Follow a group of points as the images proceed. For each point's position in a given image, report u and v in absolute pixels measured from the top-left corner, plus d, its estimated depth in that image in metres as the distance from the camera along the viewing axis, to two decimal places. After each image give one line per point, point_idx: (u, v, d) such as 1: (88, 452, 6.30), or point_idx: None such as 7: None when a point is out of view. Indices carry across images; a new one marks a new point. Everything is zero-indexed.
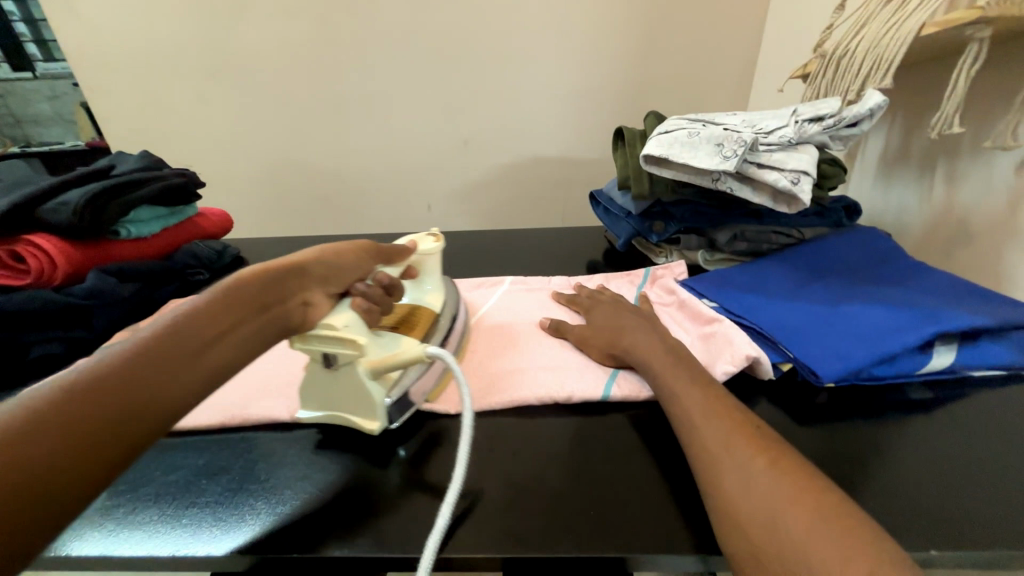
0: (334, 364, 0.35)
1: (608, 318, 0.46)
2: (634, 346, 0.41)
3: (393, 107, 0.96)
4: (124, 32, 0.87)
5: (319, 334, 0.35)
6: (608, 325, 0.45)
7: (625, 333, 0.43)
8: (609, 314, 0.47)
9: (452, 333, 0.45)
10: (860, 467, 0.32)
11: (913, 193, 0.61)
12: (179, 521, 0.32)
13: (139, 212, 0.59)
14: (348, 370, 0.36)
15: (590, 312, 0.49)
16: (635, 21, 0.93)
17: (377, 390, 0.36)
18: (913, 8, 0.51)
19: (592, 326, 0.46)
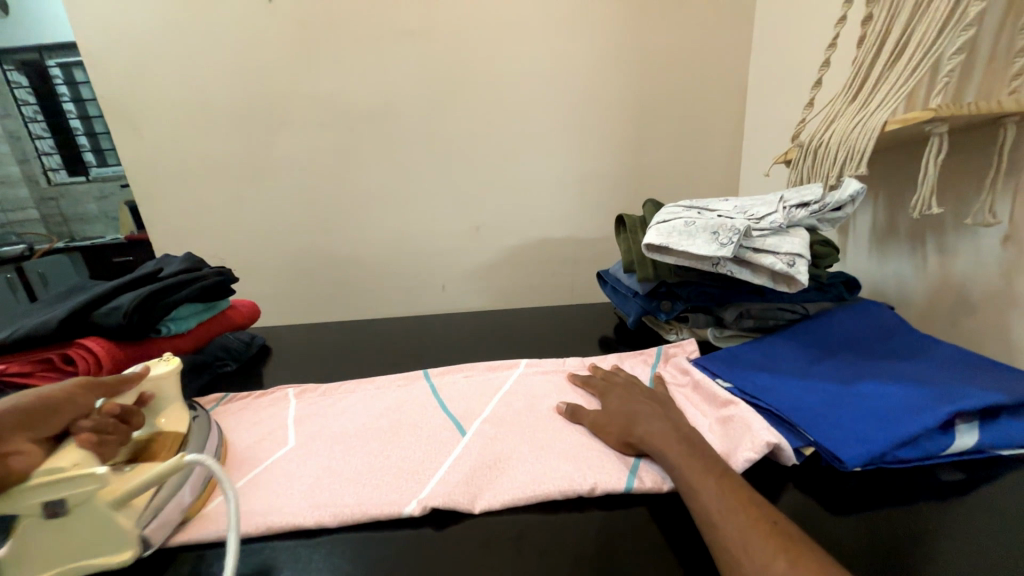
0: (61, 510, 0.32)
1: (625, 404, 0.47)
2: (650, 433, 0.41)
3: (414, 201, 1.05)
4: (179, 147, 0.99)
5: (37, 485, 0.32)
6: (624, 411, 0.46)
7: (639, 422, 0.43)
8: (626, 398, 0.48)
9: (208, 440, 0.46)
10: (901, 560, 0.31)
11: (908, 266, 0.64)
12: None
13: (179, 310, 0.64)
14: (86, 510, 0.33)
15: (607, 396, 0.50)
16: (628, 118, 1.04)
17: (123, 520, 0.34)
18: (874, 108, 0.58)
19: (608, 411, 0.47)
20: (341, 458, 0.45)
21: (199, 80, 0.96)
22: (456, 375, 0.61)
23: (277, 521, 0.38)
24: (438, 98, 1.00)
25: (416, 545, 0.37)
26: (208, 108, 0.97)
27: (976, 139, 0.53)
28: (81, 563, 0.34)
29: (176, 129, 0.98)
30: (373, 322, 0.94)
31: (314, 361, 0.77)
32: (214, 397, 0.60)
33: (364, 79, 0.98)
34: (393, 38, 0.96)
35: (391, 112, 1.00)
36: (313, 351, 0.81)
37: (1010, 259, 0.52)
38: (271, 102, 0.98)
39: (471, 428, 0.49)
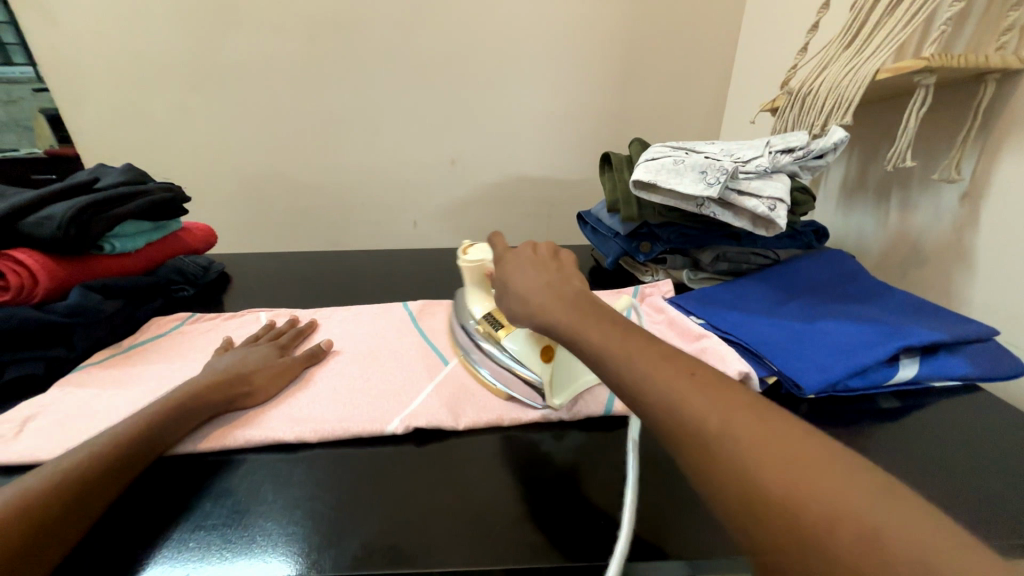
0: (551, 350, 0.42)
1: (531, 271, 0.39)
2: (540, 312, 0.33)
3: (384, 126, 0.97)
4: (107, 42, 0.85)
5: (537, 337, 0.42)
6: (512, 281, 0.38)
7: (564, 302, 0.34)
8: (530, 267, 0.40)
9: (330, 332, 0.56)
10: None
11: (871, 218, 0.67)
12: (184, 538, 0.31)
13: (123, 227, 0.58)
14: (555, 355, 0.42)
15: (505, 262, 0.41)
16: (617, 52, 0.99)
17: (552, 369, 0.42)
18: (867, 55, 0.58)
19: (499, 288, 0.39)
20: (401, 338, 0.54)
21: None
22: (436, 308, 0.62)
23: (258, 437, 0.38)
24: (415, 9, 0.90)
25: (401, 462, 0.37)
26: None
27: (957, 96, 0.54)
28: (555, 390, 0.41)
29: (99, 19, 0.83)
30: (341, 254, 0.90)
31: (282, 289, 0.73)
32: (177, 317, 0.60)
33: None
34: None
35: (358, 21, 0.89)
36: (277, 280, 0.77)
37: (964, 216, 0.55)
38: None
39: (453, 355, 0.50)
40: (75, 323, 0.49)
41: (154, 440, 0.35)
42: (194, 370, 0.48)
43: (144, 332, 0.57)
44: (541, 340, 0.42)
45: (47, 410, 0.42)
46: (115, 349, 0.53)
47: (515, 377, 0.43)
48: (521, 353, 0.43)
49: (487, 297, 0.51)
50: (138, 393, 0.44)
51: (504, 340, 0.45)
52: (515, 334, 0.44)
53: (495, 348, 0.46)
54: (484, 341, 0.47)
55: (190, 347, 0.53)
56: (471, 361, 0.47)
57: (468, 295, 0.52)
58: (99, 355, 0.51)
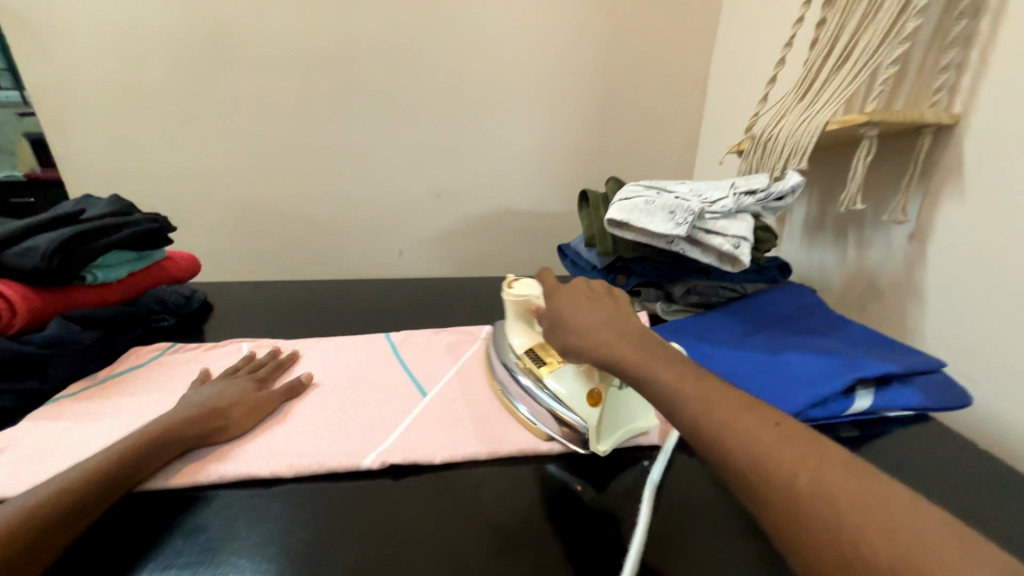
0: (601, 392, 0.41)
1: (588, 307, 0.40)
2: (606, 346, 0.35)
3: (372, 159, 1.01)
4: (99, 74, 0.87)
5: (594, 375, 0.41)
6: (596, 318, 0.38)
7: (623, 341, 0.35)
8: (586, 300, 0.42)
9: (312, 364, 0.56)
10: None
11: (832, 255, 0.72)
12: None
13: (108, 257, 0.59)
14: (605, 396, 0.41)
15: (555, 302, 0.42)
16: (595, 95, 1.05)
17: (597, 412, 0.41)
18: (819, 108, 0.63)
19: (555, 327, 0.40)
20: (383, 370, 0.55)
21: None
22: (418, 338, 0.63)
23: (232, 473, 0.38)
24: (404, 51, 0.95)
25: (381, 496, 0.37)
26: (136, 32, 0.86)
27: (899, 146, 0.60)
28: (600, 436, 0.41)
29: (95, 53, 0.86)
30: (324, 283, 0.91)
31: (264, 318, 0.73)
32: (156, 347, 0.60)
33: (321, 20, 0.90)
34: None
35: (350, 61, 0.94)
36: (259, 310, 0.77)
37: (913, 254, 0.60)
38: (213, 32, 0.88)
39: (432, 389, 0.51)
40: (50, 354, 0.49)
41: (127, 474, 0.35)
42: (169, 403, 0.48)
43: (121, 362, 0.57)
44: (590, 382, 0.42)
45: (13, 444, 0.41)
46: (90, 380, 0.52)
47: (560, 419, 0.43)
48: (567, 395, 0.43)
49: (527, 332, 0.50)
50: (108, 427, 0.44)
51: (546, 380, 0.44)
52: (557, 373, 0.44)
53: (536, 388, 0.45)
54: (528, 380, 0.46)
55: (166, 379, 0.52)
56: (512, 402, 0.47)
57: (510, 327, 0.52)
58: (73, 387, 0.50)
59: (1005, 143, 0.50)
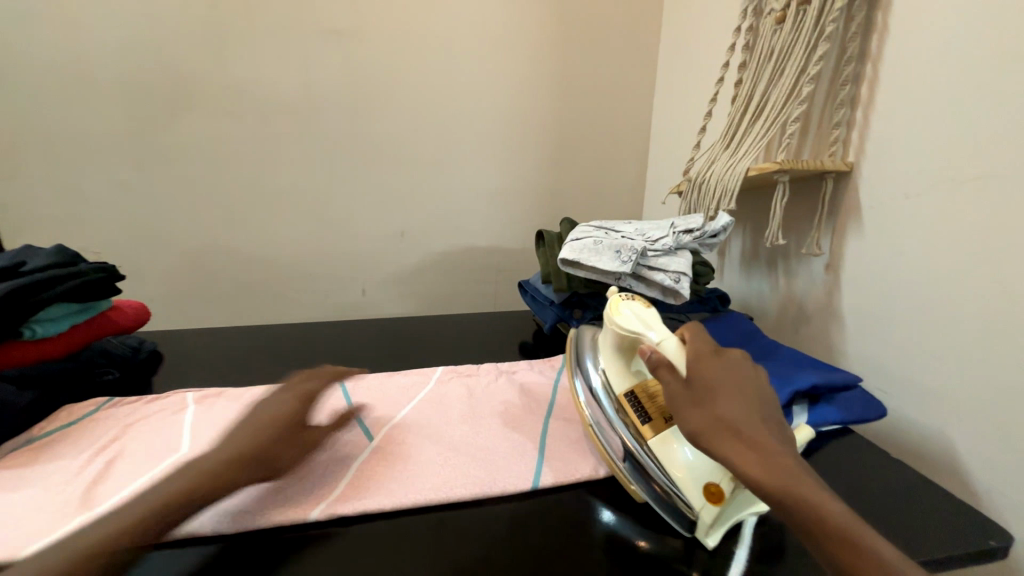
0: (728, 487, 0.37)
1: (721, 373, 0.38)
2: (746, 415, 0.35)
3: (333, 201, 1.02)
4: (44, 120, 0.85)
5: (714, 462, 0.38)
6: (717, 385, 0.37)
7: (734, 405, 0.35)
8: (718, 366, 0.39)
9: None
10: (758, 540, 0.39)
11: (766, 285, 0.79)
12: None
13: (49, 309, 0.56)
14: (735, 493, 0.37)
15: (716, 403, 0.36)
16: (549, 140, 1.13)
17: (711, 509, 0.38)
18: (740, 156, 0.72)
19: (700, 382, 0.37)
20: (344, 414, 0.55)
21: (74, 48, 0.84)
22: (370, 382, 0.63)
23: (174, 530, 0.37)
24: (366, 100, 0.99)
25: (335, 545, 0.37)
26: (86, 80, 0.86)
27: (808, 188, 0.68)
28: (709, 530, 0.38)
29: (41, 100, 0.84)
30: (282, 327, 0.89)
31: (220, 366, 0.72)
32: (93, 402, 0.57)
33: (283, 72, 0.94)
34: (320, 36, 0.94)
35: (312, 110, 0.97)
36: (213, 358, 0.75)
37: (829, 282, 0.67)
38: (171, 81, 0.89)
39: (378, 433, 0.51)
40: None
41: None
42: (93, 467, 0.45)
43: (59, 419, 0.54)
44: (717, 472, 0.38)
45: None
46: (23, 442, 0.49)
47: (653, 486, 0.40)
48: (691, 469, 0.39)
49: (621, 367, 0.47)
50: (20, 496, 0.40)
51: (652, 440, 0.41)
52: (665, 433, 0.41)
53: (637, 442, 0.42)
54: (610, 408, 0.45)
55: (102, 435, 0.50)
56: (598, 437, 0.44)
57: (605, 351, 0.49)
58: (5, 453, 0.47)
59: (888, 187, 0.58)
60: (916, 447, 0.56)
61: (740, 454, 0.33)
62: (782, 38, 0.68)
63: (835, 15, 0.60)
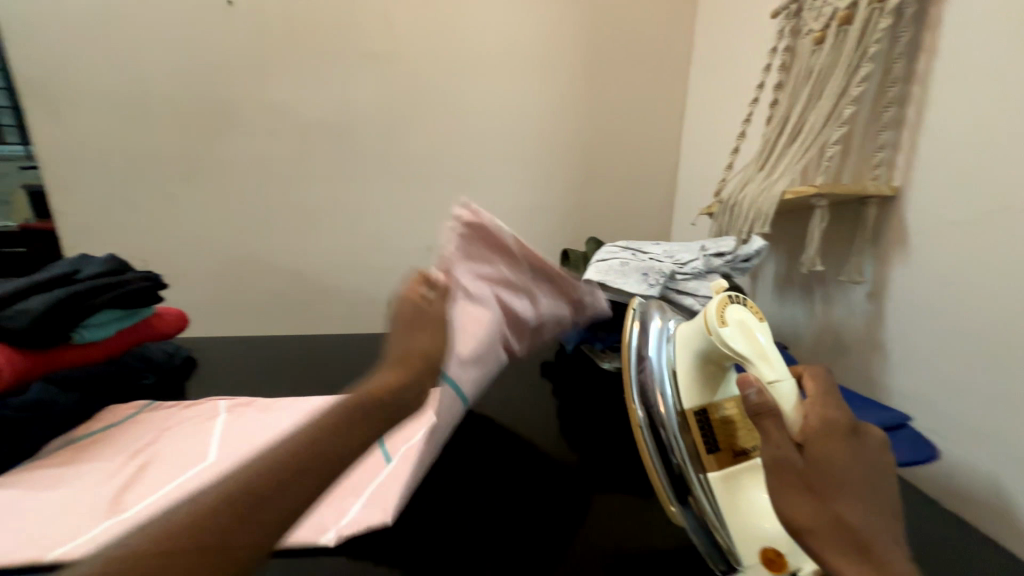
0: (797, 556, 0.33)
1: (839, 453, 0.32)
2: (862, 515, 0.30)
3: (364, 217, 1.05)
4: (106, 138, 0.92)
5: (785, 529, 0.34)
6: (833, 468, 0.31)
7: (854, 500, 0.30)
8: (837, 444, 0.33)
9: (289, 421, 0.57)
10: None
11: (802, 311, 0.75)
12: None
13: (98, 316, 0.59)
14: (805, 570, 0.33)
15: (843, 500, 0.30)
16: (577, 159, 1.13)
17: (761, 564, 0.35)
18: (775, 178, 0.70)
19: (816, 462, 0.32)
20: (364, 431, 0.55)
21: (136, 72, 0.91)
22: None
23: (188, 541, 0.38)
24: (399, 120, 1.02)
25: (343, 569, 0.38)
26: (145, 102, 0.92)
27: (848, 213, 0.66)
28: None
29: (104, 120, 0.92)
30: (308, 339, 0.91)
31: (248, 375, 0.74)
32: (132, 406, 0.60)
33: (322, 92, 0.98)
34: (359, 60, 0.99)
35: (348, 129, 1.01)
36: (244, 367, 0.77)
37: (871, 312, 0.63)
38: (220, 102, 0.95)
39: (396, 453, 0.52)
40: (27, 417, 0.49)
41: None
42: (129, 470, 0.47)
43: (98, 423, 0.57)
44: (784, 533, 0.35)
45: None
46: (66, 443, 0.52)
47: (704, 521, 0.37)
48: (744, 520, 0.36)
49: (699, 378, 0.42)
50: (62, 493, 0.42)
51: (710, 475, 0.38)
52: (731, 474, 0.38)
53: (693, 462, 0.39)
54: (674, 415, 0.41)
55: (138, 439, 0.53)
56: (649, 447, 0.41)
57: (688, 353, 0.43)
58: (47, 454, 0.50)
59: (938, 213, 0.55)
60: (969, 498, 0.51)
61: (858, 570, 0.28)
62: (821, 59, 0.66)
63: (879, 36, 0.58)
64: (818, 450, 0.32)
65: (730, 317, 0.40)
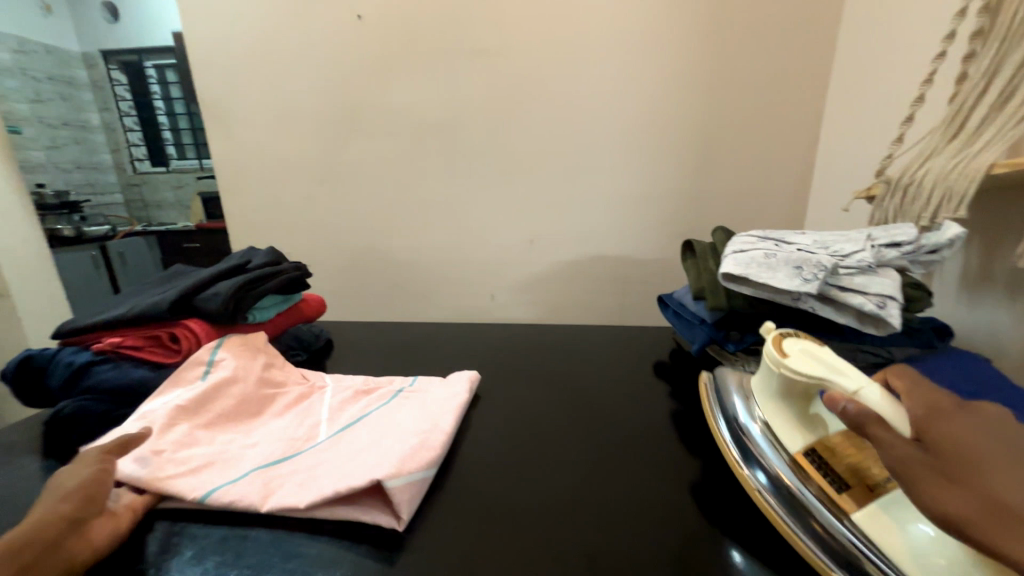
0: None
1: (966, 432, 0.30)
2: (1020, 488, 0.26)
3: (471, 210, 1.08)
4: (262, 148, 1.07)
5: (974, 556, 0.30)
6: (965, 446, 0.29)
7: (1002, 476, 0.27)
8: (963, 429, 0.30)
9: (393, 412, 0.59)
10: None
11: (1006, 316, 0.60)
12: None
13: (263, 299, 0.69)
14: None
15: (986, 473, 0.27)
16: (692, 143, 1.03)
17: None
18: (976, 149, 0.56)
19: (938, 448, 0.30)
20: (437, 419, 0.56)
21: (284, 87, 1.04)
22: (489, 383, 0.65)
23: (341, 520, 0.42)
24: (506, 114, 1.03)
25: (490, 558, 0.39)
26: (291, 114, 1.05)
27: None
28: None
29: (260, 132, 1.06)
30: (423, 326, 0.97)
31: (377, 357, 0.81)
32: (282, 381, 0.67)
33: (436, 91, 1.03)
34: (469, 57, 1.01)
35: (459, 125, 1.04)
36: (372, 350, 0.84)
37: None
38: (351, 108, 1.04)
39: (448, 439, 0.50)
40: None
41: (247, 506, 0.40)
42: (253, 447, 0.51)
43: None
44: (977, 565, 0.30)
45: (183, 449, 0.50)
46: None
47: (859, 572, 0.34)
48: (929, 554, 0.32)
49: (792, 417, 0.44)
50: (190, 467, 0.45)
51: (853, 513, 0.36)
52: (871, 510, 0.36)
53: (824, 506, 0.37)
54: (781, 459, 0.42)
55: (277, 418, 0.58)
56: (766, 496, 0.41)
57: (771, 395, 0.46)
58: None
59: None
60: None
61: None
62: None
63: None
64: (935, 434, 0.30)
65: (789, 351, 0.45)
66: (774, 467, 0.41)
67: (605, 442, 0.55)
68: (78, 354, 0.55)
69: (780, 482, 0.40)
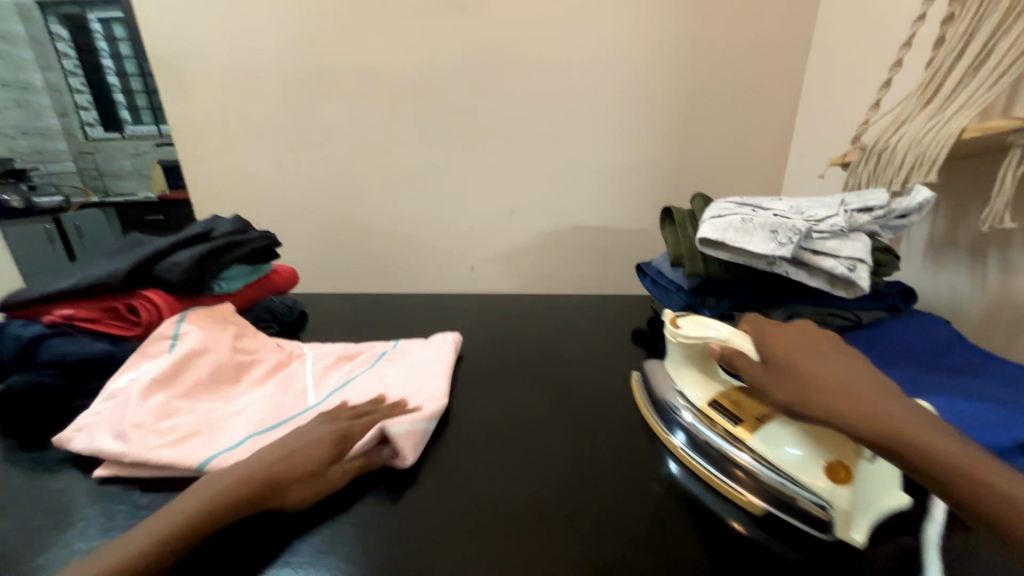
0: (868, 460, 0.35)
1: (782, 340, 0.41)
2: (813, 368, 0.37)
3: (450, 178, 1.05)
4: (222, 110, 1.00)
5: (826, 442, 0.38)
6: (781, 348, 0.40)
7: (800, 363, 0.38)
8: (785, 340, 0.41)
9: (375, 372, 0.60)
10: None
11: (965, 280, 0.63)
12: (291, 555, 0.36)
13: (230, 270, 0.66)
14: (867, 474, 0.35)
15: (798, 368, 0.38)
16: (675, 109, 1.02)
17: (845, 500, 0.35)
18: (950, 114, 0.56)
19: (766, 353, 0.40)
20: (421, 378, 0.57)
21: (243, 42, 0.96)
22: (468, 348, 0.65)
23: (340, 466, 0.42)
24: (484, 75, 0.99)
25: (445, 500, 0.42)
26: (253, 72, 0.98)
27: None
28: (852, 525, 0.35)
29: (220, 92, 0.99)
30: (402, 297, 0.95)
31: (353, 329, 0.79)
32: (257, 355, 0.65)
33: (411, 51, 0.97)
34: (444, 12, 0.95)
35: (436, 89, 0.99)
36: (348, 321, 0.82)
37: None
38: (319, 68, 0.98)
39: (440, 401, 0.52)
40: None
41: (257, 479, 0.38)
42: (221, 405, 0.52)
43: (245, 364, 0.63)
44: (832, 451, 0.37)
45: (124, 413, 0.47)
46: None
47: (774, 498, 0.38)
48: (805, 461, 0.38)
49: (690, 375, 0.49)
50: (174, 437, 0.44)
51: (750, 440, 0.41)
52: (762, 434, 0.40)
53: (732, 445, 0.42)
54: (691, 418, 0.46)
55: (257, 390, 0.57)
56: (688, 452, 0.45)
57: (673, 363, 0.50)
58: None
59: None
60: None
61: (902, 441, 0.31)
62: None
63: None
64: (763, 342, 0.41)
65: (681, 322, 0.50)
66: (689, 426, 0.46)
67: (584, 407, 0.56)
68: (28, 326, 0.51)
69: (699, 441, 0.44)
